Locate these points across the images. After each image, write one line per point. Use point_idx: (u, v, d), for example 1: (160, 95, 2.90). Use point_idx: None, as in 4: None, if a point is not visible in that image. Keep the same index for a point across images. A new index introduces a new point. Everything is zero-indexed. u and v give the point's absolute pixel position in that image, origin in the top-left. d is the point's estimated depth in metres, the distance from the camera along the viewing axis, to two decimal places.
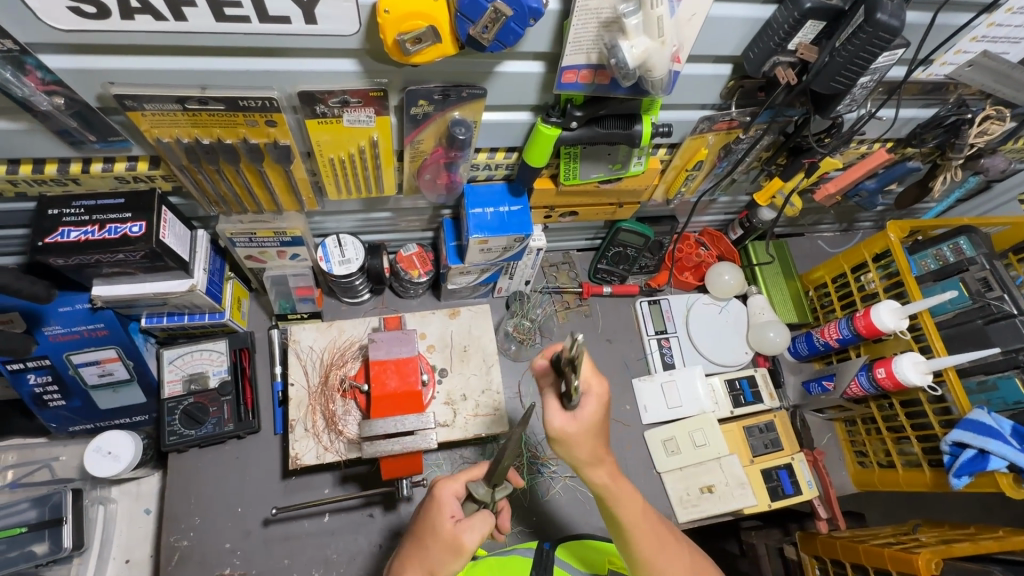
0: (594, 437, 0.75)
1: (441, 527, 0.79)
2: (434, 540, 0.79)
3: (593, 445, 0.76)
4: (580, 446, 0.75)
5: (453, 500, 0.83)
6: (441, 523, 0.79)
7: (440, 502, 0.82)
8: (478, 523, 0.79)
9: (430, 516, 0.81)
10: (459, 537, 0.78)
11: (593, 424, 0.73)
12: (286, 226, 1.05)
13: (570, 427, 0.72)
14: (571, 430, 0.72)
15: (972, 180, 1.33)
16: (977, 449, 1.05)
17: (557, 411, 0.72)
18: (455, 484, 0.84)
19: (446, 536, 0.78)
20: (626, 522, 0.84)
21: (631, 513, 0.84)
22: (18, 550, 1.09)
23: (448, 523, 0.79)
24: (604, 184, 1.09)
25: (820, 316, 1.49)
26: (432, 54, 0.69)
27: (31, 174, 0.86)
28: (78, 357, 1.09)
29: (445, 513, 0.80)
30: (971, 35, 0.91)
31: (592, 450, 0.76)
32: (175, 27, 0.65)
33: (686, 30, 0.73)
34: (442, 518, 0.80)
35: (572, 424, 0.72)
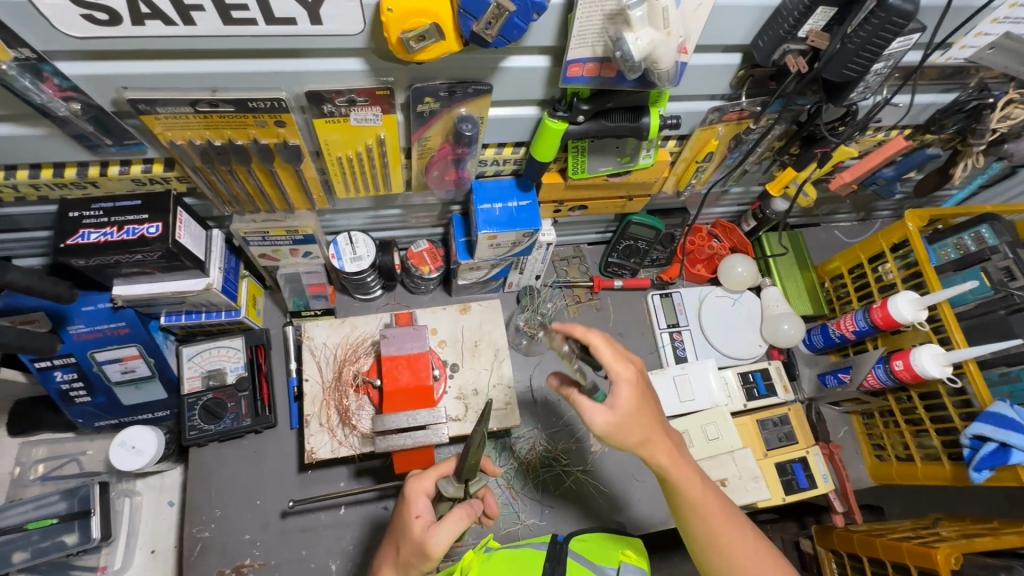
0: (642, 411, 0.81)
1: (410, 529, 0.82)
2: (406, 542, 0.83)
3: (644, 425, 0.81)
4: (629, 430, 0.81)
5: (423, 502, 0.86)
6: (408, 525, 0.82)
7: (410, 502, 0.86)
8: (445, 527, 0.80)
9: (402, 517, 0.85)
10: (426, 538, 0.80)
11: (634, 406, 0.80)
12: (298, 224, 1.07)
13: (608, 420, 0.80)
14: (608, 423, 0.80)
15: (995, 165, 1.29)
16: (998, 443, 1.03)
17: (593, 406, 0.81)
18: (424, 482, 0.87)
19: (415, 539, 0.81)
20: (706, 519, 0.86)
21: (703, 504, 0.85)
22: (49, 540, 1.14)
23: (416, 524, 0.83)
24: (613, 177, 1.08)
25: (836, 308, 1.47)
26: (437, 51, 0.69)
27: (52, 178, 0.88)
28: (102, 354, 1.13)
29: (412, 514, 0.84)
30: (991, 16, 0.88)
31: (644, 430, 0.81)
32: (185, 31, 0.66)
33: (693, 20, 0.72)
34: (410, 519, 0.83)
35: (614, 415, 0.80)
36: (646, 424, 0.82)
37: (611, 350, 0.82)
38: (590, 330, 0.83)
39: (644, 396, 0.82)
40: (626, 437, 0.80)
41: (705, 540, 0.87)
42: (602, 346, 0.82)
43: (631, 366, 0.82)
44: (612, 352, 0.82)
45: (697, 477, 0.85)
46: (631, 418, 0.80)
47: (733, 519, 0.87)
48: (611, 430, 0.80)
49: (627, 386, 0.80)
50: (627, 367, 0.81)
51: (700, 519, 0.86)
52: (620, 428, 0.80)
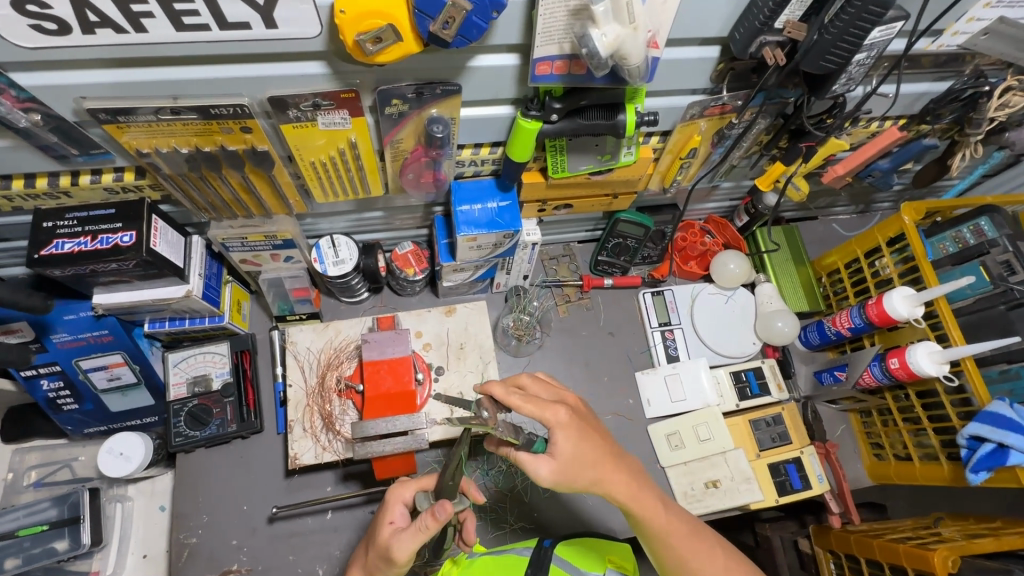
0: (587, 451, 0.80)
1: (380, 534, 0.83)
2: (374, 547, 0.84)
3: (592, 464, 0.80)
4: (578, 473, 0.79)
5: (400, 510, 0.86)
6: (378, 530, 0.83)
7: (386, 508, 0.86)
8: (405, 539, 0.78)
9: (378, 522, 0.86)
10: (390, 546, 0.80)
11: (575, 449, 0.80)
12: (276, 229, 1.05)
13: (552, 468, 0.79)
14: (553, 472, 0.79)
15: (997, 154, 1.24)
16: (995, 443, 0.99)
17: (534, 460, 0.80)
18: (403, 491, 0.88)
19: (381, 544, 0.82)
20: (675, 545, 0.86)
21: (670, 531, 0.86)
22: (40, 546, 1.15)
23: (386, 528, 0.83)
24: (595, 175, 1.06)
25: (833, 304, 1.43)
26: (396, 53, 0.67)
27: (23, 189, 0.88)
28: (86, 363, 1.13)
29: (386, 519, 0.85)
30: (984, 1, 0.83)
31: (593, 469, 0.80)
32: (137, 39, 0.65)
33: (661, 13, 0.69)
34: (382, 524, 0.84)
35: (556, 463, 0.79)
36: (594, 462, 0.81)
37: (538, 403, 0.81)
38: (509, 391, 0.81)
39: (584, 435, 0.81)
40: (576, 481, 0.79)
41: (677, 563, 0.87)
42: (523, 403, 0.80)
43: (562, 409, 0.81)
44: (539, 404, 0.81)
45: (658, 504, 0.85)
46: (578, 458, 0.80)
47: (702, 537, 0.89)
48: (559, 479, 0.79)
49: (563, 431, 0.80)
50: (556, 413, 0.80)
51: (669, 546, 0.86)
52: (568, 474, 0.79)
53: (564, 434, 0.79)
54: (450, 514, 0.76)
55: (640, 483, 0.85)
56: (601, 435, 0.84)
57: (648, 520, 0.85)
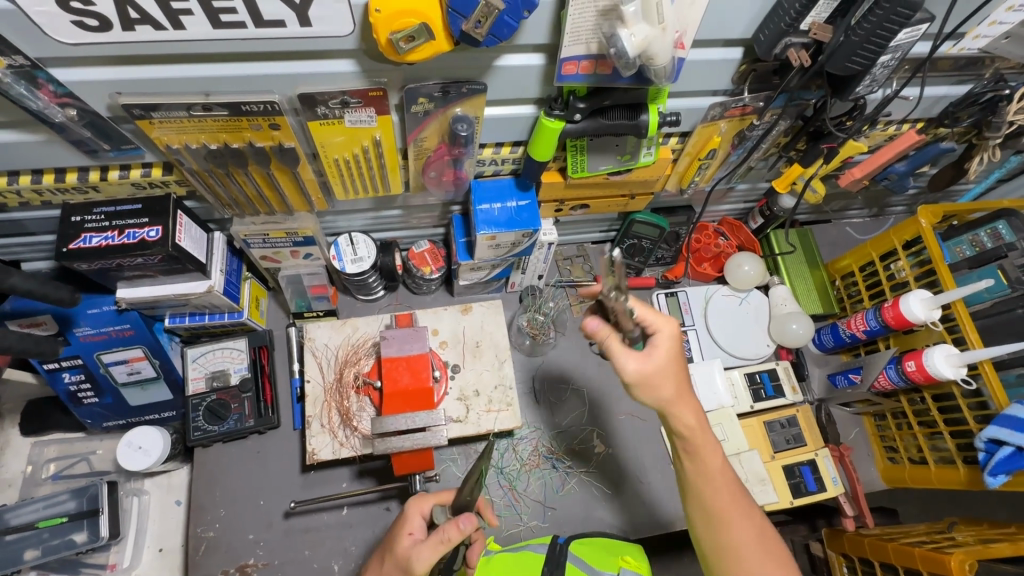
0: (664, 383, 0.81)
1: (400, 544, 0.83)
2: (392, 556, 0.83)
3: (674, 385, 0.82)
4: (655, 388, 0.82)
5: (418, 523, 0.86)
6: (398, 539, 0.83)
7: (405, 521, 0.86)
8: (425, 551, 0.77)
9: (396, 532, 0.86)
10: (409, 555, 0.79)
11: (666, 363, 0.82)
12: (298, 226, 1.07)
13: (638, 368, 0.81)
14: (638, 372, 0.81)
15: (1013, 159, 1.25)
16: (1014, 447, 0.99)
17: (623, 352, 0.81)
18: (422, 504, 0.88)
19: (401, 553, 0.81)
20: (713, 486, 0.85)
21: (717, 472, 0.85)
22: (59, 538, 1.16)
23: (405, 538, 0.83)
24: (614, 176, 1.06)
25: (846, 307, 1.43)
26: (427, 51, 0.68)
27: (53, 183, 0.89)
28: (107, 357, 1.14)
29: (405, 529, 0.85)
30: (1006, 5, 0.84)
31: (674, 388, 0.82)
32: (175, 36, 0.66)
33: (689, 13, 0.70)
34: (402, 534, 0.84)
35: (641, 368, 0.81)
36: (671, 386, 0.82)
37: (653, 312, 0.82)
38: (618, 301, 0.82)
39: (677, 354, 0.83)
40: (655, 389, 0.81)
41: (708, 511, 0.86)
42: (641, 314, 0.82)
43: (672, 323, 0.83)
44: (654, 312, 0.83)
45: (718, 445, 0.85)
46: (656, 376, 0.81)
47: (742, 500, 0.87)
48: (637, 379, 0.81)
49: (663, 342, 0.82)
50: (670, 323, 0.83)
51: (708, 492, 0.85)
52: (649, 381, 0.81)
53: (667, 346, 0.82)
54: (474, 527, 0.77)
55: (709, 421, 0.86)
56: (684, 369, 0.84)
57: (700, 457, 0.85)
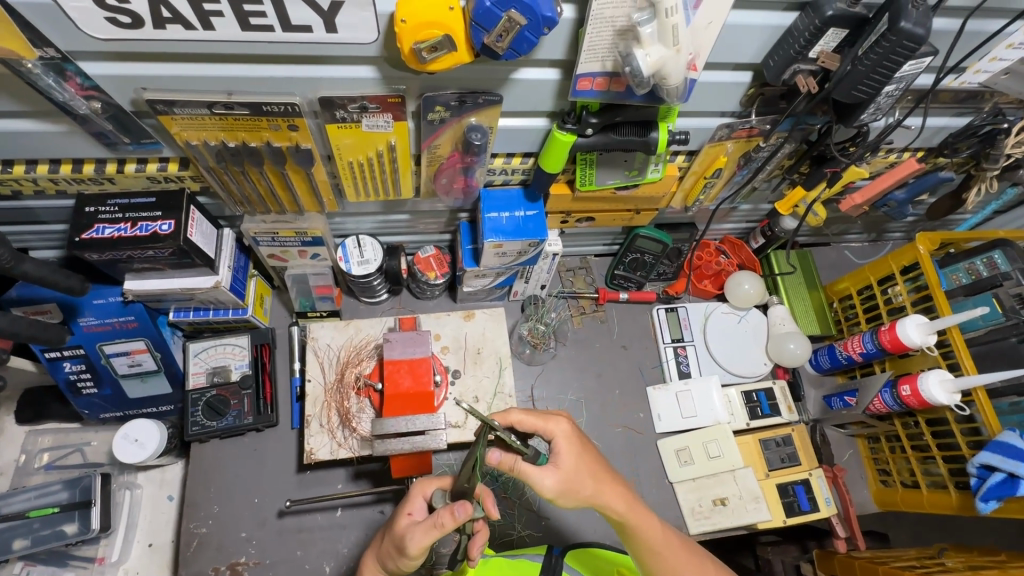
0: (580, 477, 0.82)
1: (397, 523, 0.84)
2: (391, 533, 0.85)
3: (592, 477, 0.83)
4: (577, 488, 0.81)
5: (421, 505, 0.86)
6: (396, 519, 0.84)
7: (406, 500, 0.87)
8: (420, 534, 0.79)
9: (397, 512, 0.87)
10: (404, 536, 0.82)
11: (578, 457, 0.82)
12: (307, 226, 1.08)
13: (556, 479, 0.80)
14: (557, 483, 0.80)
15: (1009, 191, 1.28)
16: (1006, 474, 1.01)
17: (539, 471, 0.80)
18: (426, 485, 0.88)
19: (397, 533, 0.83)
20: (665, 557, 0.88)
21: (663, 542, 0.88)
22: (50, 529, 1.15)
23: (404, 519, 0.84)
24: (621, 191, 1.08)
25: (844, 329, 1.45)
26: (448, 62, 0.70)
27: (70, 173, 0.90)
28: (109, 348, 1.14)
29: (405, 510, 0.85)
30: (1006, 42, 0.87)
31: (593, 482, 0.82)
32: (205, 36, 0.68)
33: (703, 37, 0.73)
34: (402, 514, 0.85)
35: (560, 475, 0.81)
36: (590, 477, 0.82)
37: (535, 418, 0.84)
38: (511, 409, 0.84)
39: (584, 447, 0.84)
40: (579, 492, 0.81)
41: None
42: (528, 425, 0.84)
43: (563, 421, 0.84)
44: (536, 418, 0.84)
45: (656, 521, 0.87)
46: (575, 470, 0.81)
47: (693, 551, 0.92)
48: (560, 489, 0.80)
49: (566, 441, 0.83)
50: (559, 424, 0.84)
51: (663, 563, 0.88)
52: (569, 488, 0.81)
53: (568, 448, 0.82)
54: (469, 516, 0.76)
55: (640, 503, 0.88)
56: (594, 452, 0.86)
57: (644, 542, 0.87)
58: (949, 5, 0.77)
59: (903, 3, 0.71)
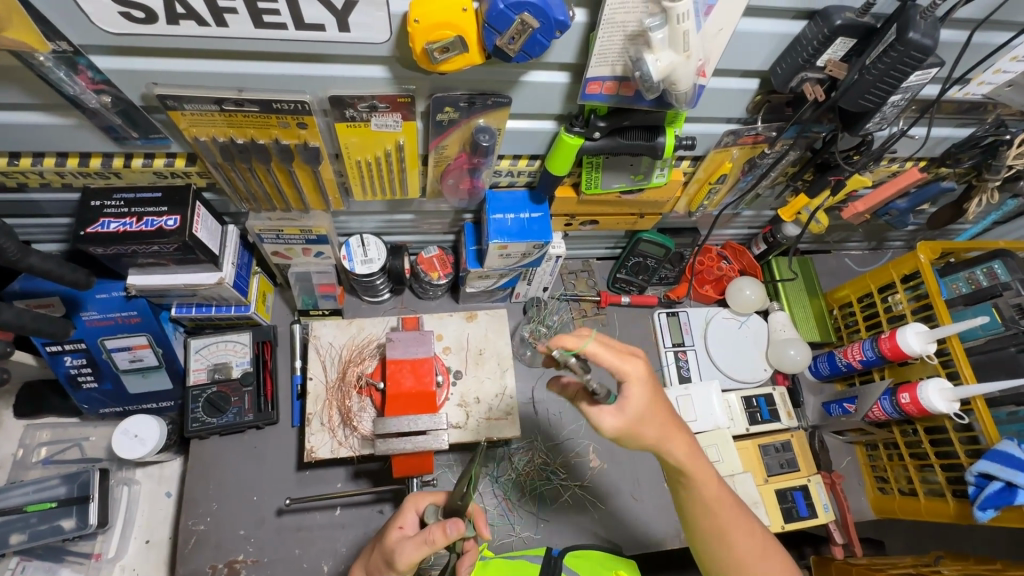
0: (653, 432, 0.80)
1: (388, 537, 0.83)
2: (380, 545, 0.84)
3: (659, 418, 0.79)
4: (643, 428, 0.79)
5: (412, 518, 0.86)
6: (386, 532, 0.84)
7: (398, 514, 0.87)
8: (410, 547, 0.77)
9: (387, 524, 0.86)
10: (394, 548, 0.80)
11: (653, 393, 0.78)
12: (313, 224, 1.08)
13: (620, 420, 0.77)
14: (620, 424, 0.77)
15: (1010, 202, 1.29)
16: (1004, 482, 1.01)
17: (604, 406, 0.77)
18: (420, 500, 0.88)
19: (387, 547, 0.82)
20: (728, 535, 0.87)
21: (718, 503, 0.86)
22: (47, 524, 1.15)
23: (394, 532, 0.83)
24: (626, 195, 1.09)
25: (844, 336, 1.46)
26: (459, 63, 0.71)
27: (77, 167, 0.90)
28: (111, 342, 1.14)
29: (396, 523, 0.85)
30: (1011, 54, 0.88)
31: (659, 426, 0.79)
32: (217, 32, 0.68)
33: (713, 44, 0.73)
34: (392, 527, 0.84)
35: (622, 419, 0.77)
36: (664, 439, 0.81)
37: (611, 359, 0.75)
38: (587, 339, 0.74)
39: (655, 392, 0.79)
40: (643, 429, 0.78)
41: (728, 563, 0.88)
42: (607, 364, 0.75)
43: (640, 361, 0.77)
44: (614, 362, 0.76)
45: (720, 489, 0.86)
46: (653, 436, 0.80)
47: (741, 510, 0.89)
48: (625, 428, 0.78)
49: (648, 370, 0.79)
50: (637, 365, 0.76)
51: (726, 547, 0.87)
52: (636, 427, 0.78)
53: (640, 389, 0.76)
54: (460, 534, 0.76)
55: (727, 491, 0.88)
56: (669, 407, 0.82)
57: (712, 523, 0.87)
58: (956, 17, 0.78)
59: (911, 15, 0.72)
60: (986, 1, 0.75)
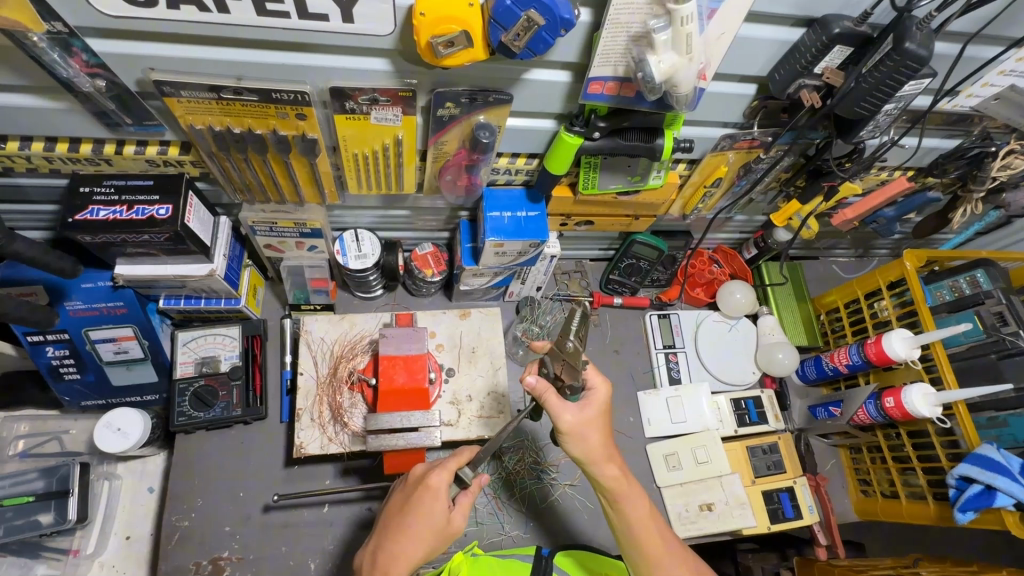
0: (588, 448, 0.88)
1: (437, 514, 0.87)
2: (426, 525, 0.86)
3: (600, 435, 0.89)
4: (585, 439, 0.88)
5: (443, 484, 0.88)
6: (437, 512, 0.86)
7: (432, 490, 0.87)
8: (462, 506, 0.90)
9: (422, 504, 0.87)
10: (451, 522, 0.89)
11: (595, 414, 0.89)
12: (307, 218, 1.06)
13: (574, 420, 0.87)
14: (575, 422, 0.87)
15: (992, 213, 1.33)
16: (983, 485, 1.04)
17: (561, 406, 0.86)
18: (445, 471, 0.89)
19: (442, 524, 0.87)
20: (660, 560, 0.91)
21: (632, 496, 0.90)
22: (24, 519, 1.12)
23: (442, 510, 0.87)
24: (622, 196, 1.10)
25: (830, 341, 1.48)
26: (463, 58, 0.70)
27: (67, 152, 0.88)
28: (95, 333, 1.11)
29: (440, 501, 0.87)
30: (998, 69, 0.90)
31: (599, 440, 0.89)
32: (219, 18, 0.67)
33: (714, 48, 0.74)
34: (441, 507, 0.87)
35: (571, 421, 0.87)
36: (602, 461, 0.89)
37: (553, 401, 0.86)
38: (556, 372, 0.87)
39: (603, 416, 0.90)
40: (586, 442, 0.88)
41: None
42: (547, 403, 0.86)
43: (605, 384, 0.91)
44: (558, 400, 0.86)
45: (646, 508, 0.91)
46: (587, 443, 0.88)
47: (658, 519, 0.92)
48: (570, 429, 0.87)
49: (596, 391, 0.90)
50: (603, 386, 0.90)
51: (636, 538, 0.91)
52: (579, 434, 0.88)
53: (595, 404, 0.89)
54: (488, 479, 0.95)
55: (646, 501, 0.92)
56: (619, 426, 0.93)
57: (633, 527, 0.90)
58: (950, 30, 0.80)
59: (907, 25, 0.74)
60: (977, 15, 0.78)
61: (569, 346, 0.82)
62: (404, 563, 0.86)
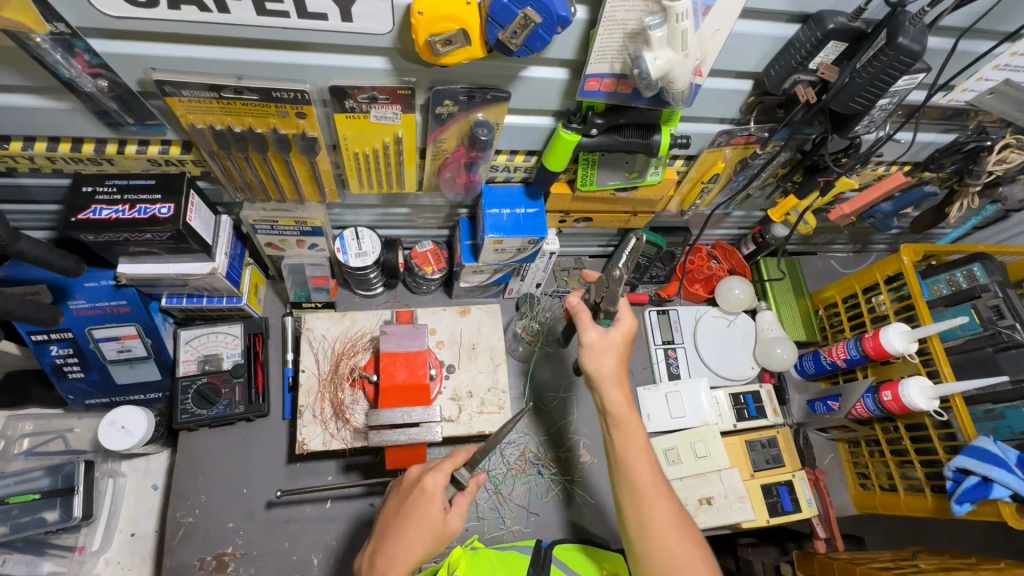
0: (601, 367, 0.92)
1: (434, 517, 0.87)
2: (423, 527, 0.87)
3: (615, 362, 0.93)
4: (601, 359, 0.93)
5: (439, 487, 0.89)
6: (434, 514, 0.87)
7: (428, 493, 0.88)
8: (458, 506, 0.91)
9: (419, 507, 0.88)
10: (448, 523, 0.89)
11: (619, 342, 0.94)
12: (307, 216, 1.07)
13: (597, 339, 0.93)
14: (597, 340, 0.93)
15: (989, 208, 1.34)
16: (980, 476, 1.05)
17: (589, 323, 0.94)
18: (440, 475, 0.89)
19: (439, 526, 0.87)
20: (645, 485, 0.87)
21: (629, 416, 0.91)
22: (29, 516, 1.13)
23: (438, 512, 0.87)
24: (620, 192, 1.10)
25: (828, 336, 1.49)
26: (461, 56, 0.71)
27: (69, 152, 0.89)
28: (99, 331, 1.12)
29: (437, 504, 0.88)
30: (993, 63, 0.91)
31: (613, 366, 0.92)
32: (219, 18, 0.68)
33: (710, 44, 0.75)
34: (437, 509, 0.88)
35: (596, 341, 0.93)
36: (611, 383, 0.92)
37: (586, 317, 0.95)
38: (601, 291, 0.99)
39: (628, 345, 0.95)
40: (602, 360, 0.92)
41: (640, 521, 0.85)
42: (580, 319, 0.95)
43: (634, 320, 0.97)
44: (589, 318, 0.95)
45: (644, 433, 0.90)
46: (599, 360, 0.92)
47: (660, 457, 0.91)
48: (592, 345, 0.93)
49: (622, 323, 0.96)
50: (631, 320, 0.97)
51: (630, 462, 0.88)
52: (599, 353, 0.93)
53: (621, 332, 0.95)
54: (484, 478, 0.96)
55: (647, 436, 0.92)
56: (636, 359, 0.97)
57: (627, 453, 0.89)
58: (944, 25, 0.81)
59: (901, 20, 0.74)
60: (971, 10, 0.78)
61: (615, 273, 0.95)
62: (403, 566, 0.86)
